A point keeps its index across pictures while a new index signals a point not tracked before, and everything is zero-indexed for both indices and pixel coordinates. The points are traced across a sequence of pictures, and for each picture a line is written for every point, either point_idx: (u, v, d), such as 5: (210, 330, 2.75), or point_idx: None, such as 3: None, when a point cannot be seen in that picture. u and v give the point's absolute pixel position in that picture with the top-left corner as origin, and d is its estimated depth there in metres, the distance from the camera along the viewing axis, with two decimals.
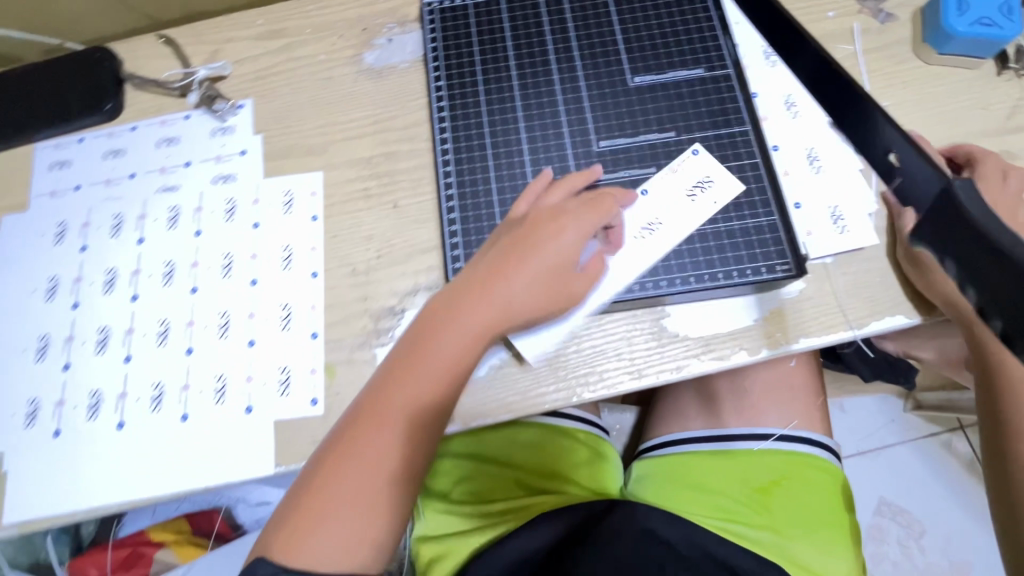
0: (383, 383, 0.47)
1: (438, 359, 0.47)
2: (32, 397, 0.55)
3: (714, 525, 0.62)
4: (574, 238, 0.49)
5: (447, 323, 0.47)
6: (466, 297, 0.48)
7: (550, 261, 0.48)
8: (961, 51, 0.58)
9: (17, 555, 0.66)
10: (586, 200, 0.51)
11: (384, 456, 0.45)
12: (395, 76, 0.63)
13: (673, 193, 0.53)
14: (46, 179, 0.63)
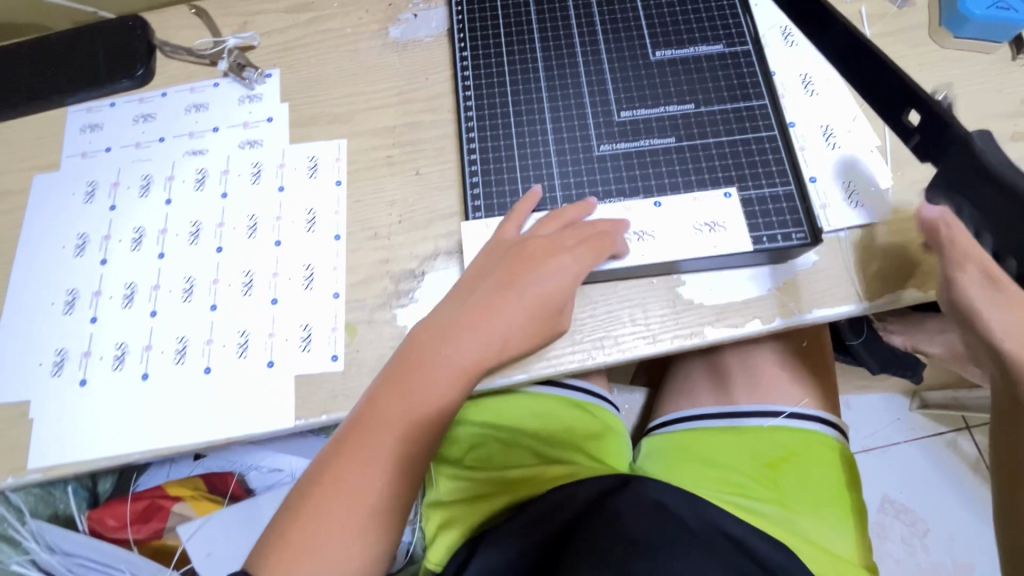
0: (373, 408, 0.48)
1: (426, 386, 0.48)
2: (60, 347, 0.57)
3: (721, 497, 0.63)
4: (559, 274, 0.50)
5: (433, 353, 0.48)
6: (454, 328, 0.49)
7: (536, 299, 0.50)
8: (977, 35, 0.59)
9: (39, 506, 0.61)
10: (577, 235, 0.52)
11: (367, 485, 0.47)
12: (420, 49, 0.65)
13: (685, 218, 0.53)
14: (79, 140, 0.65)
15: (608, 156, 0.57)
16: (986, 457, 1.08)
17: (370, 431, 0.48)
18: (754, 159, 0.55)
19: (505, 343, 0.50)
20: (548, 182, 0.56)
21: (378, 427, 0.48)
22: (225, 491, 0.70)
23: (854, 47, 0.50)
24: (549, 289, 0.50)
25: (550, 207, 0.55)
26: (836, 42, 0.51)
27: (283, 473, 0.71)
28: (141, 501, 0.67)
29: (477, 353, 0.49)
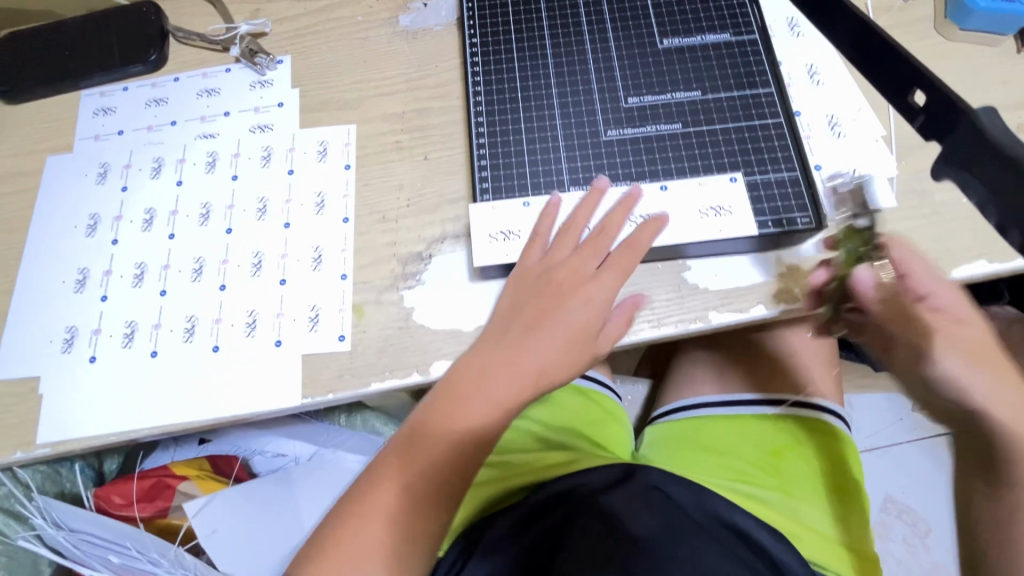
0: (417, 435, 0.48)
1: (470, 415, 0.47)
2: (70, 324, 0.58)
3: (724, 484, 0.63)
4: (594, 296, 0.50)
5: (472, 381, 0.48)
6: (496, 358, 0.49)
7: (570, 326, 0.49)
8: (982, 27, 0.59)
9: (46, 484, 0.62)
10: (608, 257, 0.52)
11: (408, 510, 0.46)
12: (429, 38, 0.65)
13: (690, 203, 0.54)
14: (93, 123, 0.66)
15: (615, 141, 0.58)
16: None
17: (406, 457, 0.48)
18: (759, 145, 0.56)
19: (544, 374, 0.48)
20: (556, 166, 0.57)
21: (416, 454, 0.47)
22: (228, 474, 0.70)
23: (863, 35, 0.44)
24: (585, 314, 0.50)
25: (559, 190, 0.56)
26: (847, 32, 0.46)
27: (287, 458, 0.72)
28: (147, 480, 0.67)
29: (516, 382, 0.48)
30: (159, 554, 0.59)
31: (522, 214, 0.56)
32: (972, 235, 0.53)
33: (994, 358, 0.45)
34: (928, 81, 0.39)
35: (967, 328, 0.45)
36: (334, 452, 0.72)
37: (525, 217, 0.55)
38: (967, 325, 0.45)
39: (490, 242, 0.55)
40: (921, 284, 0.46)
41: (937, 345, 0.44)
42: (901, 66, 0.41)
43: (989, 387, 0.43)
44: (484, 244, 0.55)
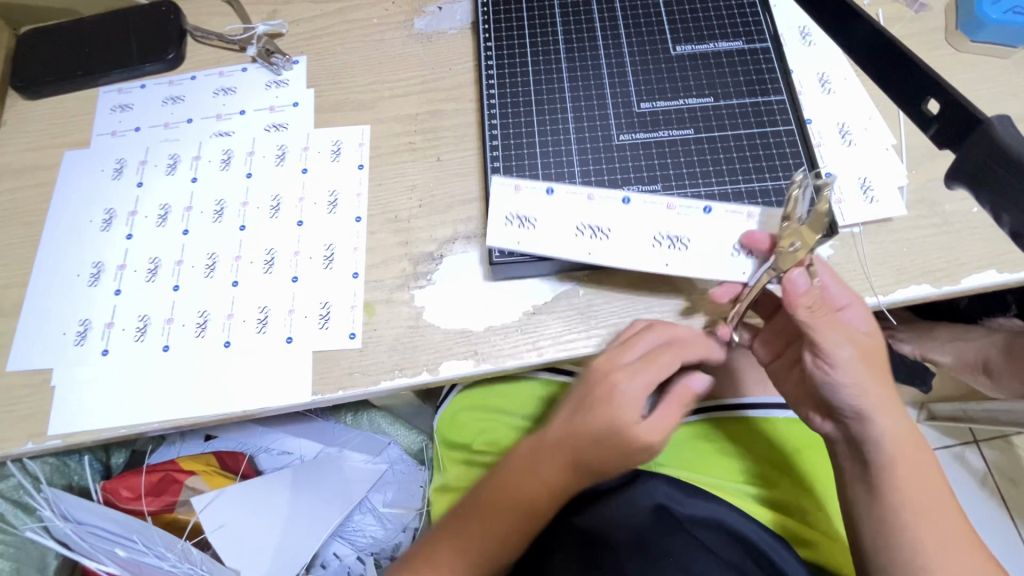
0: (473, 510, 0.52)
1: (519, 494, 0.50)
2: (84, 318, 0.58)
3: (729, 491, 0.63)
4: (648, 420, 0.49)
5: (508, 490, 0.51)
6: (545, 447, 0.51)
7: (617, 445, 0.48)
8: (992, 39, 0.60)
9: (54, 476, 0.62)
10: (665, 345, 0.50)
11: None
12: (444, 41, 0.66)
13: (724, 235, 0.52)
14: (110, 120, 0.67)
15: (627, 145, 0.58)
16: (997, 474, 1.04)
17: (443, 542, 0.51)
18: (771, 152, 0.57)
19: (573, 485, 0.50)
20: (569, 169, 0.58)
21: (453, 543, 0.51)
22: (236, 470, 0.71)
23: (883, 48, 0.44)
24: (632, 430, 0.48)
25: None
26: (865, 41, 0.47)
27: (293, 456, 0.74)
28: (154, 474, 0.67)
29: (553, 476, 0.50)
30: (165, 548, 0.60)
31: (544, 202, 0.53)
32: (982, 244, 0.53)
33: (885, 369, 0.48)
34: (941, 90, 0.40)
35: (870, 342, 0.48)
36: (339, 451, 0.74)
37: (547, 205, 0.53)
38: (870, 339, 0.48)
39: (504, 224, 0.53)
40: (837, 297, 0.49)
41: (846, 356, 0.46)
42: (918, 76, 0.42)
43: (877, 399, 0.47)
44: (498, 225, 0.53)
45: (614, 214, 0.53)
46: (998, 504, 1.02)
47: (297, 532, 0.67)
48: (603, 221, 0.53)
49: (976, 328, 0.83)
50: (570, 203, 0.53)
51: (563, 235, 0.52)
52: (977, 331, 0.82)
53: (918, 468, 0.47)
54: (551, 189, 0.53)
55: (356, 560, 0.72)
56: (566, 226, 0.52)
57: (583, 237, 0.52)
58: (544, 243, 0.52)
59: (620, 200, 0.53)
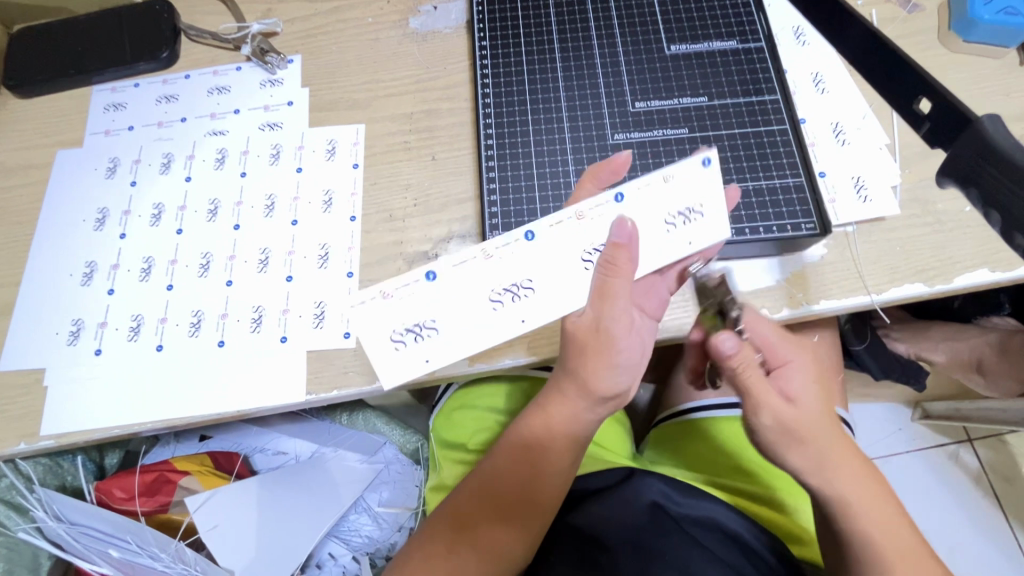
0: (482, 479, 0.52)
1: (524, 453, 0.51)
2: (77, 317, 0.58)
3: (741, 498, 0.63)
4: (597, 312, 0.45)
5: (512, 437, 0.52)
6: (538, 412, 0.50)
7: (585, 351, 0.46)
8: (984, 40, 0.60)
9: (47, 477, 0.62)
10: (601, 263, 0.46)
11: (472, 540, 0.50)
12: (439, 40, 0.66)
13: (650, 212, 0.48)
14: (103, 119, 0.66)
15: (621, 145, 0.58)
16: (992, 472, 1.05)
17: (462, 499, 0.52)
18: (765, 151, 0.57)
19: (575, 419, 0.49)
20: (563, 168, 0.58)
21: (472, 501, 0.51)
22: (230, 470, 0.71)
23: (876, 49, 0.45)
24: (590, 326, 0.45)
25: (565, 192, 0.57)
26: (858, 42, 0.47)
27: (288, 456, 0.74)
28: (149, 474, 0.67)
29: (550, 427, 0.49)
30: (158, 548, 0.59)
31: (432, 292, 0.49)
32: (976, 243, 0.53)
33: (825, 433, 0.48)
34: (932, 90, 0.40)
35: (804, 410, 0.48)
36: (335, 451, 0.75)
37: (433, 298, 0.49)
38: (803, 406, 0.48)
39: (395, 352, 0.48)
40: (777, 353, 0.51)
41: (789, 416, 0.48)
42: (912, 76, 0.42)
43: (830, 458, 0.48)
44: (388, 356, 0.48)
45: (519, 259, 0.49)
46: (993, 502, 1.03)
47: (292, 530, 0.67)
48: (519, 275, 0.49)
49: (970, 328, 0.83)
50: (467, 275, 0.49)
51: (481, 313, 0.49)
52: (971, 330, 0.83)
53: (873, 508, 0.48)
54: (431, 272, 0.49)
55: (351, 560, 0.72)
56: (478, 302, 0.49)
57: (504, 304, 0.49)
58: (463, 334, 0.49)
59: (525, 238, 0.49)
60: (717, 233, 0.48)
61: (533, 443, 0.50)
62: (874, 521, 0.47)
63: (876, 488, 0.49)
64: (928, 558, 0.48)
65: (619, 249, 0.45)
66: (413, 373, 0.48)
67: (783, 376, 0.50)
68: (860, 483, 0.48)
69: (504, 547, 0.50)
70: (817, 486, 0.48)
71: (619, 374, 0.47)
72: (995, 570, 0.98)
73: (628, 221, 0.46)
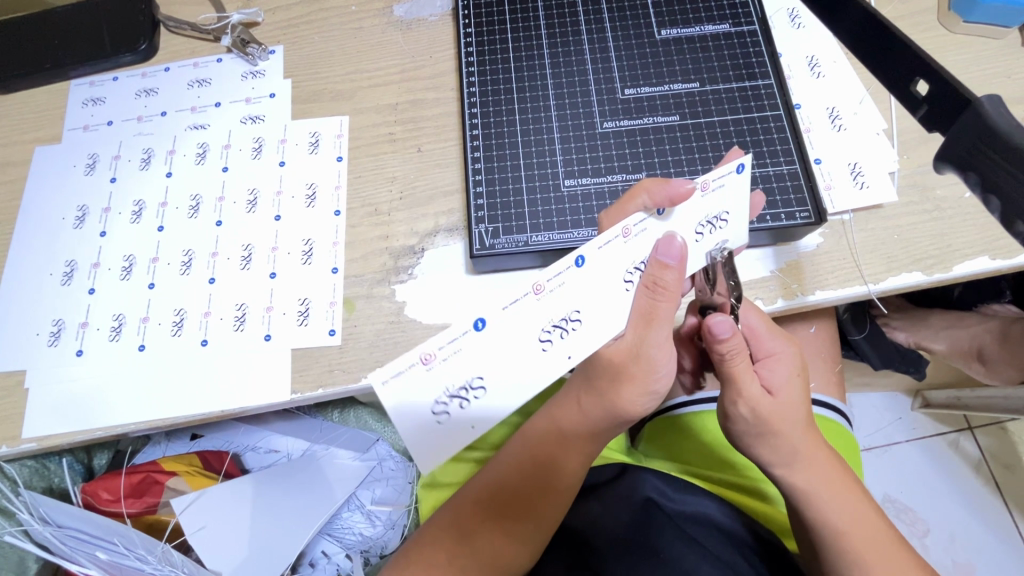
0: (494, 486, 0.50)
1: (541, 465, 0.50)
2: (57, 317, 0.57)
3: (740, 496, 0.61)
4: (642, 336, 0.43)
5: (524, 451, 0.51)
6: (561, 428, 0.49)
7: (622, 376, 0.44)
8: (985, 19, 0.58)
9: (34, 479, 0.62)
10: (647, 288, 0.42)
11: (480, 544, 0.49)
12: (424, 28, 0.64)
13: (685, 222, 0.42)
14: (81, 114, 0.65)
15: (611, 134, 0.57)
16: (992, 461, 1.04)
17: (464, 506, 0.51)
18: (759, 138, 0.55)
19: (597, 435, 0.49)
20: (551, 158, 0.56)
21: (476, 509, 0.50)
22: (219, 469, 0.70)
23: (873, 31, 0.43)
24: (629, 353, 0.43)
25: (554, 183, 0.55)
26: (853, 25, 0.45)
27: (280, 454, 0.74)
28: (135, 476, 0.67)
29: (573, 444, 0.49)
30: (145, 550, 0.58)
31: (483, 345, 0.39)
32: (976, 230, 0.52)
33: (797, 421, 0.48)
34: (930, 72, 0.38)
35: (783, 403, 0.48)
36: (326, 448, 0.74)
37: (478, 350, 0.38)
38: (783, 399, 0.48)
39: (438, 423, 0.39)
40: (762, 347, 0.49)
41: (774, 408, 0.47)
42: (908, 55, 0.40)
43: (803, 447, 0.48)
44: (430, 431, 0.39)
45: (568, 291, 0.40)
46: (994, 490, 1.02)
47: (283, 531, 0.67)
48: (564, 308, 0.40)
49: (969, 315, 0.82)
50: (518, 315, 0.39)
51: (529, 357, 0.40)
52: (971, 317, 0.82)
53: (839, 497, 0.48)
54: (480, 320, 0.38)
55: (344, 558, 0.72)
56: (526, 343, 0.40)
57: (552, 343, 0.41)
58: (508, 383, 0.40)
59: (573, 264, 0.39)
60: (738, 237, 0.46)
61: (548, 456, 0.50)
62: (840, 510, 0.47)
63: (841, 477, 0.49)
64: (900, 548, 0.48)
65: (666, 271, 0.41)
66: (458, 442, 0.40)
67: (769, 367, 0.49)
68: (826, 475, 0.48)
69: (508, 558, 0.49)
70: (782, 474, 0.48)
71: (649, 400, 0.46)
72: (996, 558, 0.97)
73: (676, 237, 0.42)
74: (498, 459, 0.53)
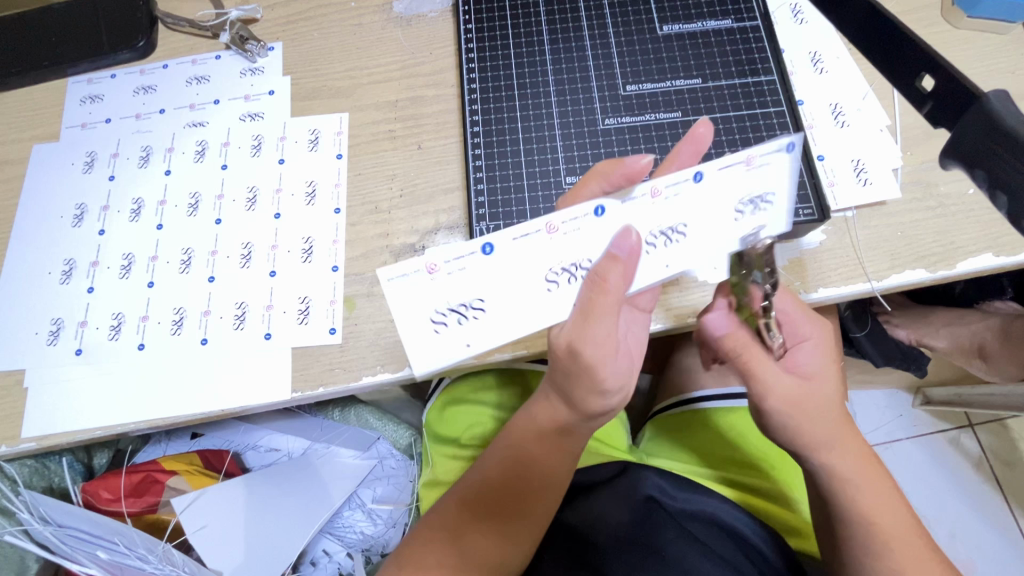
0: (476, 485, 0.51)
1: (520, 463, 0.50)
2: (56, 316, 0.57)
3: (759, 501, 0.61)
4: (578, 331, 0.41)
5: (506, 451, 0.51)
6: (538, 426, 0.50)
7: (577, 371, 0.43)
8: (989, 15, 0.57)
9: (34, 479, 0.62)
10: (589, 284, 0.40)
11: (465, 541, 0.49)
12: (424, 24, 0.64)
13: (723, 197, 0.40)
14: (79, 112, 0.64)
15: (612, 130, 0.56)
16: (994, 458, 1.04)
17: (450, 508, 0.50)
18: (761, 135, 0.55)
19: (568, 429, 0.49)
20: (552, 155, 0.56)
21: (464, 511, 0.50)
22: (220, 468, 0.70)
23: (877, 27, 0.43)
24: (570, 347, 0.42)
25: (555, 180, 0.55)
26: (857, 20, 0.45)
27: (280, 453, 0.73)
28: (135, 475, 0.67)
29: (548, 440, 0.49)
30: (146, 549, 0.58)
31: (490, 269, 0.39)
32: (979, 227, 0.51)
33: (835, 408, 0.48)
34: (936, 68, 0.38)
35: (816, 386, 0.48)
36: (326, 447, 0.73)
37: (484, 274, 0.39)
38: (816, 383, 0.48)
39: (435, 335, 0.40)
40: (796, 332, 0.49)
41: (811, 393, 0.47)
42: (913, 51, 0.40)
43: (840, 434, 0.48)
44: (427, 339, 0.40)
45: (584, 236, 0.40)
46: (996, 487, 1.02)
47: (284, 530, 0.67)
48: (578, 254, 0.40)
49: (971, 312, 0.82)
50: (526, 249, 0.39)
51: (534, 296, 0.41)
52: (972, 314, 0.82)
53: (876, 488, 0.48)
54: (488, 244, 0.39)
55: (345, 557, 0.72)
56: (530, 281, 0.40)
57: (559, 285, 0.41)
58: (507, 315, 0.40)
59: (592, 213, 0.39)
60: (779, 226, 0.41)
61: (528, 455, 0.50)
62: (876, 502, 0.47)
63: (875, 465, 0.49)
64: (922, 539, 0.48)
65: (615, 264, 0.39)
66: (450, 357, 0.40)
67: (799, 350, 0.49)
68: (860, 464, 0.48)
69: (499, 558, 0.48)
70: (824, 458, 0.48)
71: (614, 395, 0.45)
72: (997, 555, 0.97)
73: (634, 233, 0.39)
74: (481, 458, 0.53)
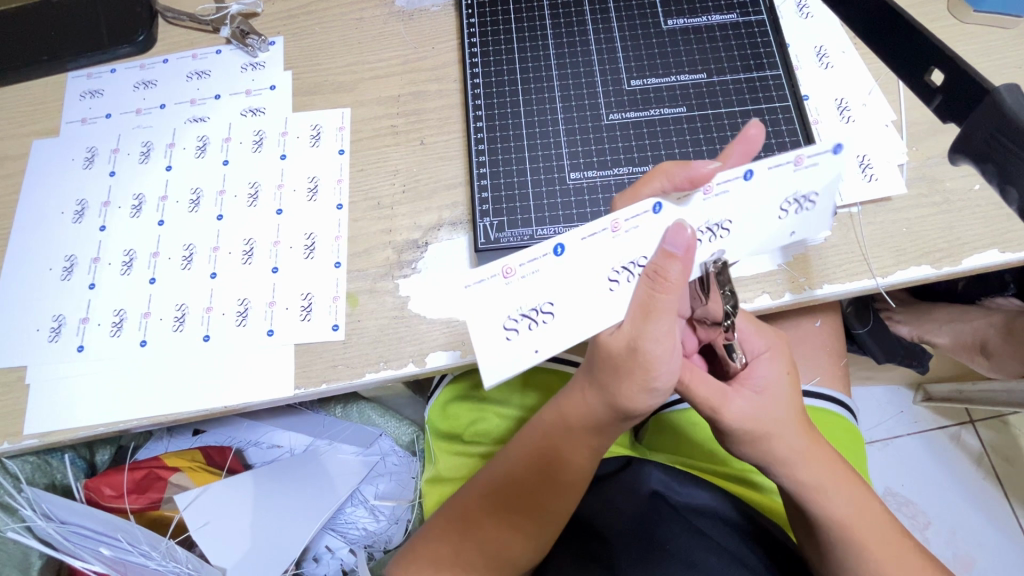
0: (501, 481, 0.50)
1: (552, 460, 0.49)
2: (58, 313, 0.56)
3: (741, 489, 0.61)
4: (639, 329, 0.40)
5: (532, 444, 0.49)
6: (569, 421, 0.47)
7: (621, 370, 0.41)
8: (996, 8, 0.57)
9: (36, 475, 0.61)
10: (649, 280, 0.39)
11: (487, 539, 0.49)
12: (426, 19, 0.63)
13: (770, 195, 0.39)
14: (79, 107, 0.64)
15: (617, 125, 0.56)
16: (994, 454, 1.04)
17: (465, 504, 0.51)
18: (767, 131, 0.55)
19: (603, 429, 0.46)
20: (556, 152, 0.56)
21: (482, 506, 0.50)
22: (223, 464, 0.70)
23: (888, 19, 0.42)
24: (628, 344, 0.40)
25: (558, 176, 0.55)
26: (866, 13, 0.44)
27: (282, 449, 0.73)
28: (138, 471, 0.66)
29: (580, 438, 0.47)
30: (149, 546, 0.58)
31: (561, 271, 0.36)
32: (984, 222, 0.51)
33: (791, 421, 0.47)
34: (947, 63, 0.38)
35: (768, 400, 0.47)
36: (328, 444, 0.73)
37: (553, 275, 0.36)
38: (769, 396, 0.48)
39: (506, 343, 0.37)
40: (749, 348, 0.50)
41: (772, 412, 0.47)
42: (924, 46, 0.40)
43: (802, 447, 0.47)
44: (498, 347, 0.37)
45: (641, 234, 0.38)
46: (996, 483, 1.02)
47: (286, 527, 0.67)
48: (635, 251, 0.39)
49: (974, 309, 0.82)
50: (594, 249, 0.37)
51: (595, 295, 0.39)
52: (975, 311, 0.81)
53: (847, 492, 0.48)
54: (560, 246, 0.36)
55: (348, 553, 0.73)
56: (594, 281, 0.38)
57: (621, 284, 0.39)
58: (574, 317, 0.39)
59: (650, 210, 0.37)
60: (820, 227, 0.42)
61: (556, 453, 0.48)
62: (848, 510, 0.47)
63: (841, 472, 0.49)
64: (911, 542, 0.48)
65: (672, 260, 0.38)
66: (521, 365, 0.38)
67: (755, 364, 0.49)
68: (829, 471, 0.48)
69: (511, 556, 0.49)
70: (790, 472, 0.47)
71: (654, 396, 0.43)
72: (998, 551, 0.97)
73: (688, 228, 0.38)
74: (508, 451, 0.52)
